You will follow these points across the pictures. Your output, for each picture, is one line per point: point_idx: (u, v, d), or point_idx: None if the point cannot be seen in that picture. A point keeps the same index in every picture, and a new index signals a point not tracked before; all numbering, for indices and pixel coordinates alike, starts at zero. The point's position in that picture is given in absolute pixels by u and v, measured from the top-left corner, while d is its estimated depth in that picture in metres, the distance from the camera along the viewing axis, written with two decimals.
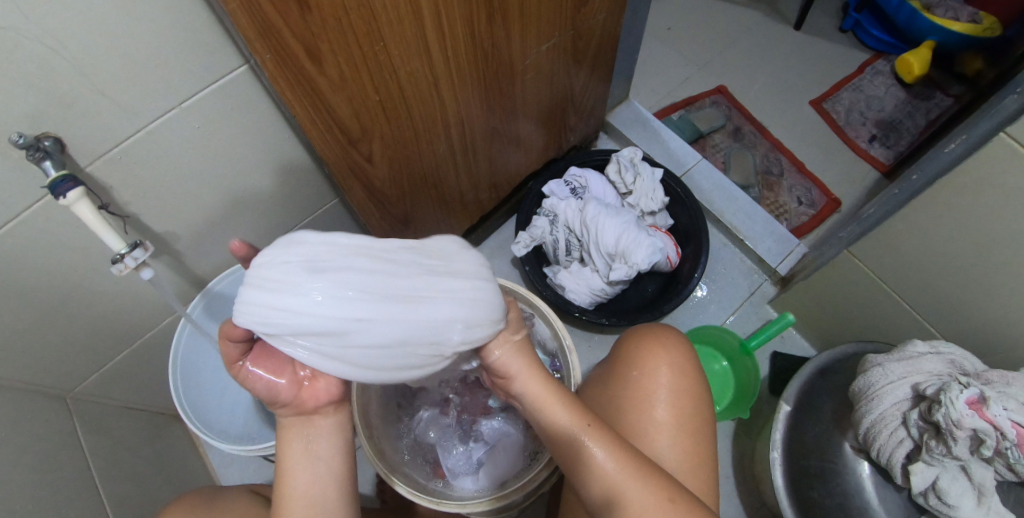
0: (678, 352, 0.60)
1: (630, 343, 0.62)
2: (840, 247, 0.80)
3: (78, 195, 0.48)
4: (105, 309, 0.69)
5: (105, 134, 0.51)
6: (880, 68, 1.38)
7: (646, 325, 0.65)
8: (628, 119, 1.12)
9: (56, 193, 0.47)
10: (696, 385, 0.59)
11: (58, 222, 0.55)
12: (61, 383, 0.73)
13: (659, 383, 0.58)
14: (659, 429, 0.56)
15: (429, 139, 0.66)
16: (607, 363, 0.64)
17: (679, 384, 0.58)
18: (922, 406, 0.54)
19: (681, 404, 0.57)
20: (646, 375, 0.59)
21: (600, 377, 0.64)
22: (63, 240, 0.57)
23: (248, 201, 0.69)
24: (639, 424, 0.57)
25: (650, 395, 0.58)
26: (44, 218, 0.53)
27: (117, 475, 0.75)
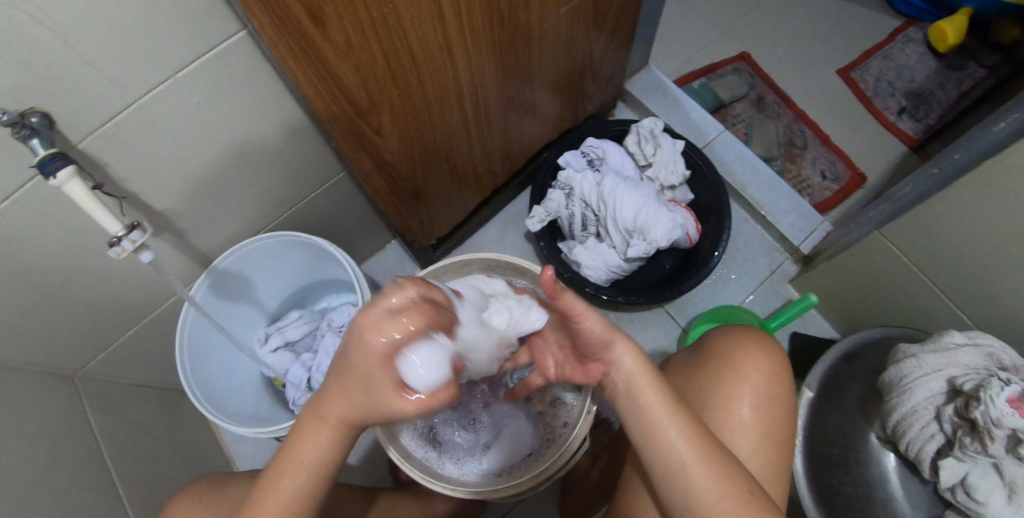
0: (772, 353, 0.58)
1: (726, 335, 0.60)
2: (871, 227, 0.77)
3: (69, 174, 0.45)
4: (106, 289, 0.67)
5: (96, 109, 0.47)
6: (912, 36, 1.30)
7: (738, 322, 0.62)
8: (648, 86, 1.06)
9: (45, 172, 0.44)
10: (784, 385, 0.57)
11: (51, 204, 0.52)
12: (67, 363, 0.72)
13: (750, 384, 0.56)
14: (742, 426, 0.55)
15: (442, 110, 0.62)
16: (694, 354, 0.62)
17: (770, 387, 0.56)
18: (958, 401, 0.52)
19: (769, 409, 0.56)
20: (738, 374, 0.57)
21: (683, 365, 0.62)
22: (58, 221, 0.54)
23: (251, 175, 0.66)
24: (722, 420, 0.55)
25: (739, 392, 0.56)
26: (36, 199, 0.50)
27: (125, 455, 0.75)
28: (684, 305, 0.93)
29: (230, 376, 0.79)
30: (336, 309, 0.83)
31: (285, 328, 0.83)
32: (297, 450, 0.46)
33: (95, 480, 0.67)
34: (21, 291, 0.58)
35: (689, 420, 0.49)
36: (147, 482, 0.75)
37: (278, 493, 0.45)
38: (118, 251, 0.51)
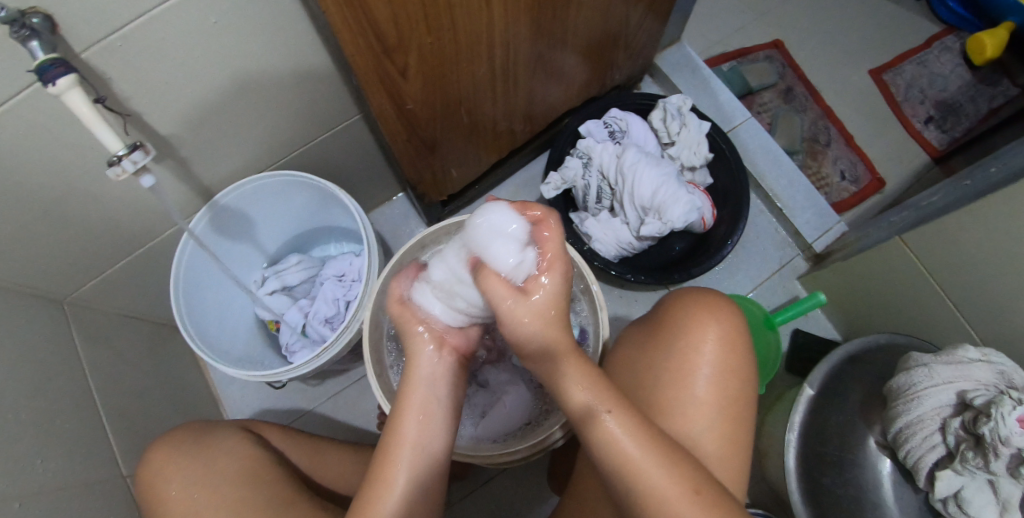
0: (729, 322, 0.56)
1: (676, 308, 0.58)
2: (892, 233, 0.76)
3: (71, 83, 0.42)
4: (101, 213, 0.64)
5: (103, 17, 0.43)
6: (949, 45, 1.24)
7: (690, 290, 0.60)
8: (677, 63, 1.02)
9: (44, 78, 0.41)
10: (738, 355, 0.55)
11: (47, 117, 0.49)
12: (55, 287, 0.69)
13: (705, 359, 0.54)
14: (693, 406, 0.53)
15: (469, 59, 0.58)
16: (647, 326, 0.60)
17: (725, 360, 0.54)
18: (967, 415, 0.51)
19: (722, 384, 0.54)
20: (692, 347, 0.55)
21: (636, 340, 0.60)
22: (52, 137, 0.51)
23: (261, 109, 0.63)
24: (675, 398, 0.53)
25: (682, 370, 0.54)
26: (31, 112, 0.47)
27: (109, 386, 0.74)
28: (689, 290, 0.92)
29: (225, 316, 0.77)
30: (337, 257, 0.81)
31: (283, 271, 0.81)
32: (394, 441, 0.49)
33: (73, 411, 0.66)
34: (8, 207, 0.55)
35: (629, 412, 0.46)
36: (129, 415, 0.74)
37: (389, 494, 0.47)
38: (117, 172, 0.47)
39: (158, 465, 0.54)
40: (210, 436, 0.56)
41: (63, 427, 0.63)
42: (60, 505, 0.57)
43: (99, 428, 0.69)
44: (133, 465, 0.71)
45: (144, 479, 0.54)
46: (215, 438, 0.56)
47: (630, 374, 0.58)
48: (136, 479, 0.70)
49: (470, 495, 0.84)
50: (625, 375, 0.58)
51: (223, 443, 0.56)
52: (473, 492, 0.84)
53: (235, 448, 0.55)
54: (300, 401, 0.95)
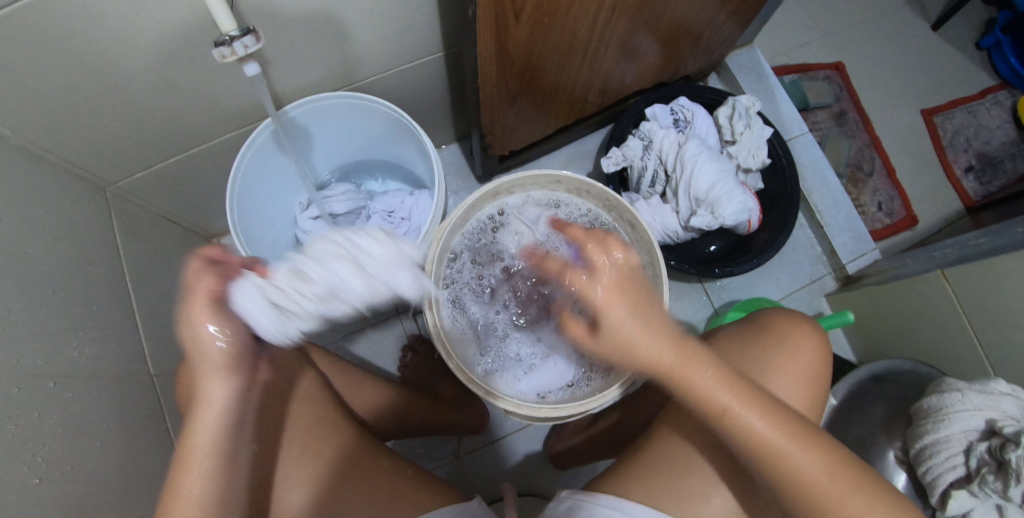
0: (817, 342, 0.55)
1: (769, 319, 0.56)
2: (933, 266, 0.76)
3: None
4: (169, 106, 0.62)
5: None
6: (1001, 100, 1.25)
7: (781, 307, 0.58)
8: (745, 66, 1.02)
9: None
10: (818, 384, 0.54)
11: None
12: (103, 172, 0.67)
13: (798, 365, 0.53)
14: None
15: (575, 16, 0.57)
16: (742, 330, 0.57)
17: (813, 371, 0.53)
18: (994, 441, 0.52)
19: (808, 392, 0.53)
20: (788, 354, 0.53)
21: (721, 359, 0.56)
22: (147, 12, 0.48)
23: (350, 28, 0.61)
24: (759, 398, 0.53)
25: (767, 393, 0.52)
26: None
27: (144, 282, 0.72)
28: (720, 288, 0.94)
29: (266, 230, 0.76)
30: (388, 193, 0.80)
31: (329, 199, 0.79)
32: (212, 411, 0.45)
33: (108, 299, 0.64)
34: (82, 75, 0.53)
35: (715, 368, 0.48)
36: (159, 316, 0.73)
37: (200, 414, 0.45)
38: (225, 54, 0.45)
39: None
40: None
41: (98, 313, 0.62)
42: (93, 391, 0.56)
43: (132, 322, 0.67)
44: (161, 365, 0.70)
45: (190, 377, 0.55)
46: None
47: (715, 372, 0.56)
48: (162, 380, 0.69)
49: (479, 448, 0.86)
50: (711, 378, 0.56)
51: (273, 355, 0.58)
52: (481, 447, 0.86)
53: (285, 365, 0.58)
54: None
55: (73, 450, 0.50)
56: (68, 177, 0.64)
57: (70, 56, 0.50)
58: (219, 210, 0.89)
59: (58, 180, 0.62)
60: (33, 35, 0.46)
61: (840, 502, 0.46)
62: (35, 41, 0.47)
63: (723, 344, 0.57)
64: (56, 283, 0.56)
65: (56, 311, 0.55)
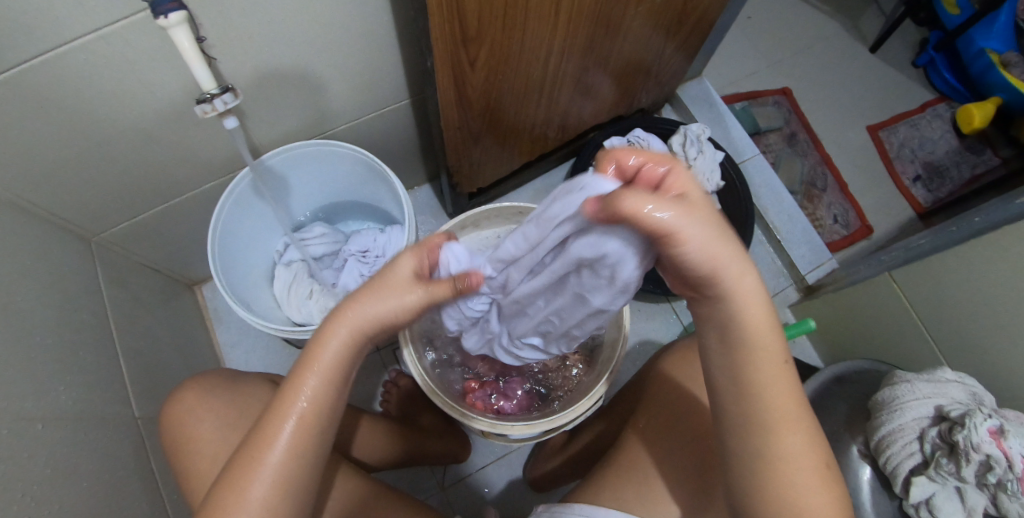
0: None
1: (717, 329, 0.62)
2: (881, 269, 0.81)
3: (180, 19, 0.43)
4: (152, 160, 0.66)
5: None
6: (940, 112, 1.34)
7: None
8: (696, 97, 1.10)
9: (157, 10, 0.42)
10: None
11: (133, 51, 0.50)
12: (88, 225, 0.70)
13: None
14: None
15: (527, 61, 0.64)
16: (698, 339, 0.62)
17: None
18: (943, 426, 0.55)
19: None
20: None
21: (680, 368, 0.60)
22: (132, 71, 0.52)
23: (325, 79, 0.65)
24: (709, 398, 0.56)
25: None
26: (122, 42, 0.48)
27: (128, 328, 0.74)
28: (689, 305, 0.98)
29: (246, 275, 0.79)
30: (362, 232, 0.84)
31: (307, 242, 0.83)
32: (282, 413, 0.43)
33: (94, 345, 0.66)
34: (69, 133, 0.56)
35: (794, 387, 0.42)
36: (143, 361, 0.75)
37: (320, 369, 0.43)
38: (207, 110, 0.49)
39: (189, 405, 0.57)
40: (245, 385, 0.60)
41: (83, 358, 0.63)
42: (79, 434, 0.57)
43: (116, 366, 0.69)
44: (145, 408, 0.71)
45: (173, 416, 0.57)
46: (246, 384, 0.61)
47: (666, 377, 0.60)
48: (146, 422, 0.70)
49: (465, 477, 0.87)
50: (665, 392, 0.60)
51: (254, 391, 0.60)
52: (468, 476, 0.87)
53: (265, 397, 0.60)
54: None
55: (60, 491, 0.50)
56: (52, 229, 0.66)
57: (60, 116, 0.53)
58: (202, 257, 0.92)
59: (45, 233, 0.65)
60: (24, 97, 0.50)
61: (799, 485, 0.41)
62: (27, 104, 0.50)
63: (679, 352, 0.63)
64: (43, 331, 0.58)
65: (42, 358, 0.56)
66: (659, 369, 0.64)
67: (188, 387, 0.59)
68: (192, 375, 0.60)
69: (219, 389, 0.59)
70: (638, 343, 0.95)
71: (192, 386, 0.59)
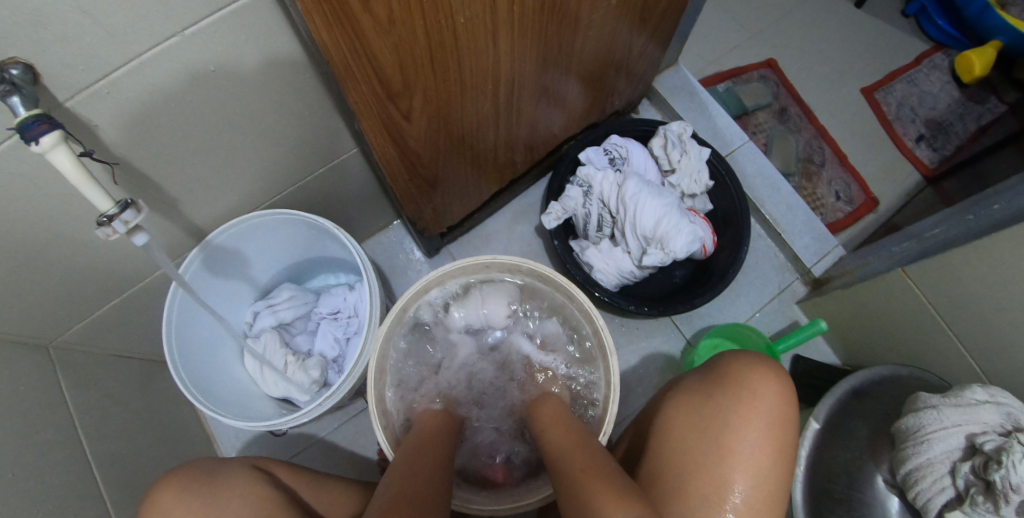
0: (771, 394, 0.55)
1: (726, 367, 0.58)
2: (893, 263, 0.74)
3: (56, 141, 0.36)
4: (91, 262, 0.60)
5: (88, 66, 0.39)
6: (938, 62, 1.25)
7: (738, 360, 0.59)
8: (674, 87, 1.02)
9: (25, 137, 0.35)
10: (783, 438, 0.53)
11: (31, 167, 0.43)
12: (43, 332, 0.64)
13: (760, 413, 0.53)
14: (756, 488, 0.50)
15: (473, 96, 0.57)
16: (708, 380, 0.58)
17: (778, 419, 0.54)
18: (977, 460, 0.49)
19: (770, 448, 0.52)
20: (751, 396, 0.54)
21: (691, 417, 0.55)
22: (36, 188, 0.46)
23: (260, 147, 0.59)
24: (712, 450, 0.52)
25: (733, 451, 0.52)
26: (13, 163, 0.42)
27: (101, 432, 0.70)
28: (691, 317, 0.92)
29: (216, 355, 0.72)
30: (331, 292, 0.79)
31: (276, 306, 0.78)
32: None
33: (62, 463, 0.62)
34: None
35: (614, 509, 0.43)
36: (121, 463, 0.70)
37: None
38: (107, 232, 0.42)
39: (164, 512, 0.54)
40: (221, 480, 0.57)
41: (52, 483, 0.59)
42: None
43: (89, 479, 0.64)
44: (127, 516, 0.67)
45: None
46: (224, 478, 0.57)
47: (666, 423, 0.57)
48: None
49: None
50: (669, 444, 0.55)
51: (231, 485, 0.57)
52: None
53: (243, 488, 0.57)
54: (296, 436, 0.91)
55: None
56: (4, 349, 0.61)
57: None
58: None
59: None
60: None
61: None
62: None
63: (686, 398, 0.57)
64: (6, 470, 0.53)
65: (11, 503, 0.51)
66: (660, 417, 0.58)
67: (165, 486, 0.56)
68: (172, 469, 0.57)
69: (194, 490, 0.55)
70: (641, 365, 0.90)
71: (169, 485, 0.55)
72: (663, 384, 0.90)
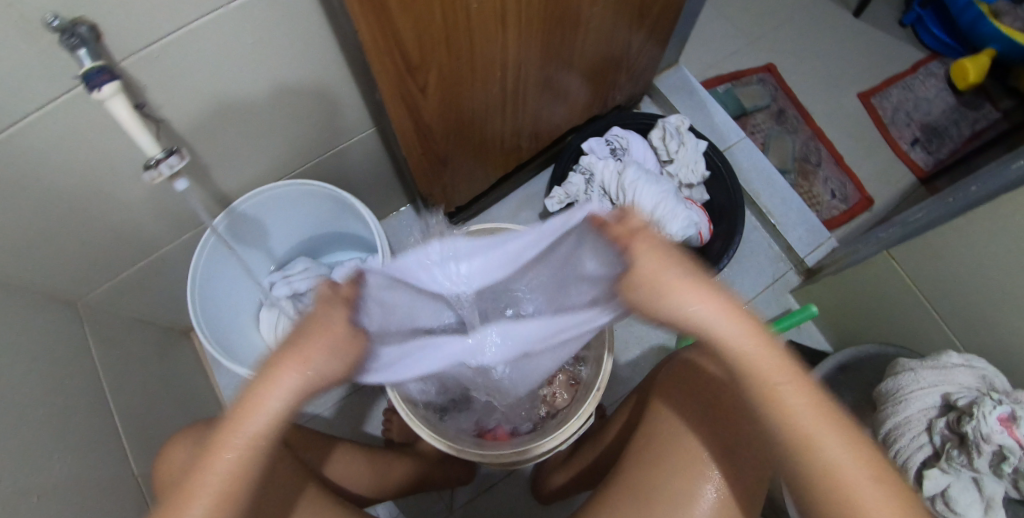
0: None
1: None
2: (879, 247, 0.77)
3: (116, 90, 0.42)
4: (125, 222, 0.65)
5: (144, 30, 0.44)
6: (933, 70, 1.30)
7: None
8: (675, 85, 1.07)
9: (89, 85, 0.41)
10: None
11: (83, 123, 0.48)
12: (75, 289, 0.69)
13: None
14: (747, 443, 0.53)
15: (484, 79, 0.62)
16: (704, 345, 0.60)
17: None
18: (950, 416, 0.53)
19: None
20: None
21: (682, 381, 0.57)
22: (85, 143, 0.51)
23: (285, 121, 0.64)
24: (706, 409, 0.55)
25: (727, 410, 0.54)
26: (69, 114, 0.47)
27: (123, 387, 0.74)
28: (687, 302, 0.96)
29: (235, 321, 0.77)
30: (344, 265, 0.83)
31: (291, 278, 0.81)
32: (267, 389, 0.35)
33: (89, 411, 0.66)
34: (36, 212, 0.54)
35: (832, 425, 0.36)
36: (141, 419, 0.74)
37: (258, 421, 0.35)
38: (153, 176, 0.48)
39: (176, 464, 0.59)
40: None
41: (80, 426, 0.63)
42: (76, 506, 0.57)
43: (112, 428, 0.68)
44: (144, 467, 0.71)
45: (165, 472, 0.60)
46: (230, 432, 0.62)
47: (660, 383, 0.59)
48: (146, 480, 0.70)
49: (474, 499, 0.86)
50: (662, 404, 0.57)
51: None
52: (476, 497, 0.86)
53: None
54: (305, 408, 0.95)
55: None
56: (40, 301, 0.65)
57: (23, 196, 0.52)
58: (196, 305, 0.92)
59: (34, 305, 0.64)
60: None
61: (823, 447, 0.36)
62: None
63: (681, 361, 0.60)
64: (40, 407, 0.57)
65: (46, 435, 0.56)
66: (658, 380, 0.60)
67: (177, 442, 0.62)
68: (184, 429, 0.63)
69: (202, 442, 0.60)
70: (638, 346, 0.94)
71: (180, 441, 0.61)
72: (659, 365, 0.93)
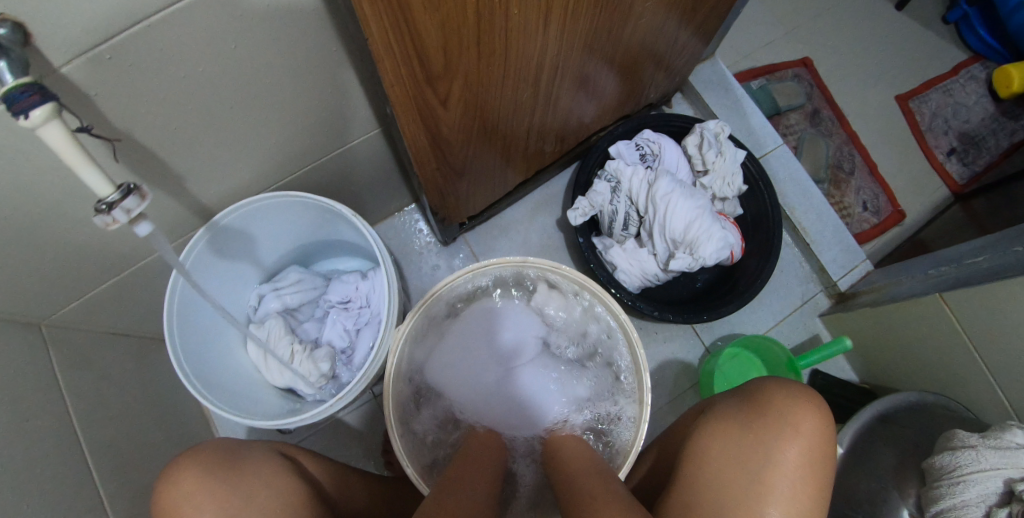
0: (811, 430, 0.50)
1: (769, 397, 0.53)
2: (929, 287, 0.70)
3: (49, 115, 0.32)
4: (90, 237, 0.55)
5: (87, 28, 0.33)
6: (975, 74, 1.20)
7: (780, 386, 0.54)
8: (709, 81, 0.97)
9: (13, 108, 0.31)
10: (823, 473, 0.49)
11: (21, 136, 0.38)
12: (37, 309, 0.59)
13: (801, 450, 0.49)
14: None
15: (514, 82, 0.53)
16: (745, 402, 0.54)
17: (816, 455, 0.50)
18: (1014, 508, 0.47)
19: (808, 486, 0.48)
20: (793, 430, 0.50)
21: (725, 445, 0.51)
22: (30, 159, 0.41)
23: (278, 125, 0.54)
24: (747, 483, 0.48)
25: (773, 488, 0.48)
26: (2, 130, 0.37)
27: (97, 416, 0.65)
28: (712, 323, 0.90)
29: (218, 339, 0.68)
30: (342, 279, 0.75)
31: (282, 290, 0.73)
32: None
33: (54, 451, 0.58)
34: None
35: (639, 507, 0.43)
36: (116, 450, 0.66)
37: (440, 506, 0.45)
38: (106, 221, 0.38)
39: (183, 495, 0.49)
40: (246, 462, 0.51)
41: (44, 471, 0.55)
42: None
43: (83, 468, 0.60)
44: (122, 507, 0.64)
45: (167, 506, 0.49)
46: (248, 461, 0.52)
47: (695, 445, 0.53)
48: None
49: None
50: (697, 473, 0.51)
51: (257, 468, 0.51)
52: None
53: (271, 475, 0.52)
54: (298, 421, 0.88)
55: None
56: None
57: None
58: None
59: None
60: None
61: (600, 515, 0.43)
62: None
63: (721, 422, 0.53)
64: None
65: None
66: (690, 444, 0.54)
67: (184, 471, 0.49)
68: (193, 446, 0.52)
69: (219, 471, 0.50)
70: (657, 369, 0.88)
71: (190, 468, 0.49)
72: (677, 391, 0.87)
